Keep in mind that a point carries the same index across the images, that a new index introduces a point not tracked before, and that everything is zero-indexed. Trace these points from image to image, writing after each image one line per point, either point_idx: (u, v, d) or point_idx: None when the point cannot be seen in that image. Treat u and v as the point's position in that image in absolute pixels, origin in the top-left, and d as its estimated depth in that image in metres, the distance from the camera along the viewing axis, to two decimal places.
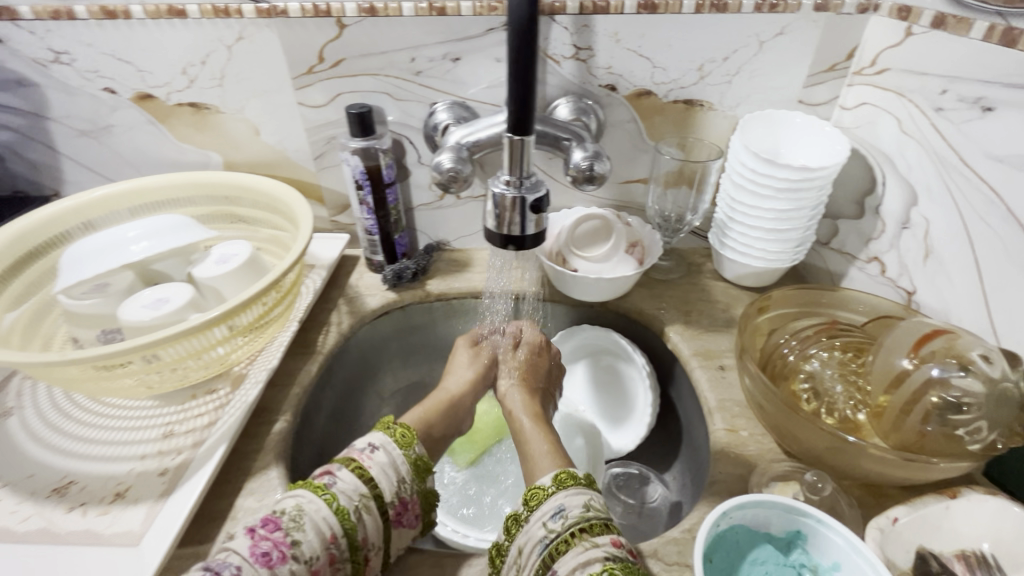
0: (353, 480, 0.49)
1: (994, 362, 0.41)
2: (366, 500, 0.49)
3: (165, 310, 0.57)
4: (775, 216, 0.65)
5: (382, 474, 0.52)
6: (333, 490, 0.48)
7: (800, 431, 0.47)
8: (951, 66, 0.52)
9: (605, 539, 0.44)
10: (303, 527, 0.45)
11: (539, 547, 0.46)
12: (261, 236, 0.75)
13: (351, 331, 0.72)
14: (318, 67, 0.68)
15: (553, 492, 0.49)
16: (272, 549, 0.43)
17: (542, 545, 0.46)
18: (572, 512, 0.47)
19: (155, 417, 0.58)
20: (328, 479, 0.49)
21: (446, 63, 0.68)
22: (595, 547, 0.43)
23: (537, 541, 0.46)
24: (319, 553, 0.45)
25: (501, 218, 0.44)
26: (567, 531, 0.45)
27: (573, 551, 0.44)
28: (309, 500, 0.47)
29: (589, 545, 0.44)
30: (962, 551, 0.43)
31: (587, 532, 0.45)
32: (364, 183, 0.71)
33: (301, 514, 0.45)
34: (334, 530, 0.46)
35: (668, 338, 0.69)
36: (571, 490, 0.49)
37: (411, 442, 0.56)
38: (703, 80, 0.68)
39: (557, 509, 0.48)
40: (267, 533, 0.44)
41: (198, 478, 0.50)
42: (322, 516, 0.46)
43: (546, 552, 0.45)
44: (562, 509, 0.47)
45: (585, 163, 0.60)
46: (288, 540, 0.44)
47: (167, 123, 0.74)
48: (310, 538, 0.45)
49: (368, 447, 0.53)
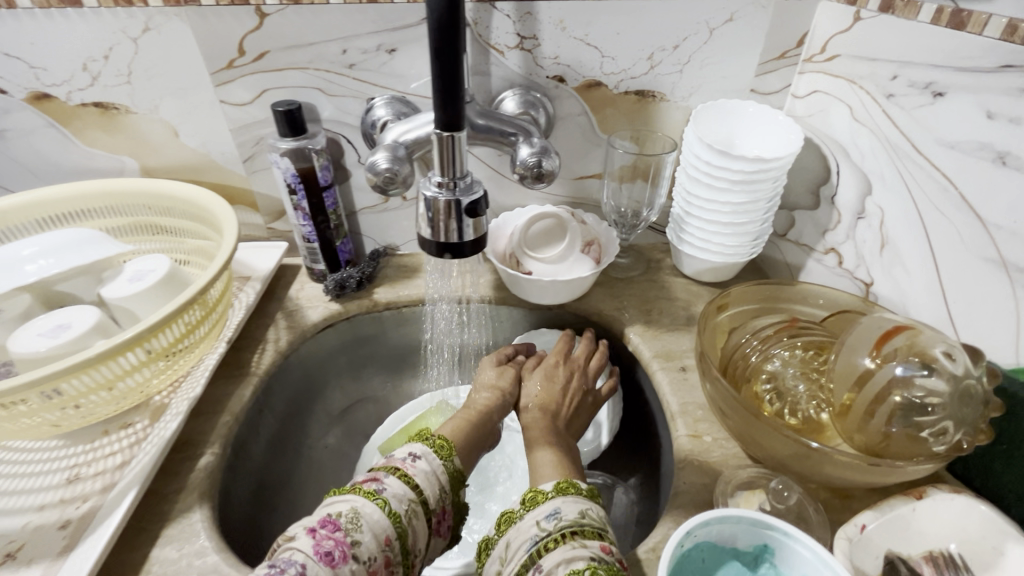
0: (401, 485, 0.47)
1: (957, 359, 0.39)
2: (416, 505, 0.47)
3: (65, 339, 0.50)
4: (731, 209, 0.63)
5: (430, 482, 0.50)
6: (385, 495, 0.46)
7: (763, 438, 0.45)
8: (901, 50, 0.51)
9: (596, 543, 0.42)
10: (361, 529, 0.43)
11: (527, 543, 0.43)
12: (185, 247, 0.68)
13: (291, 348, 0.67)
14: (239, 60, 0.62)
15: (552, 497, 0.47)
16: (334, 549, 0.41)
17: (531, 542, 0.43)
18: (567, 516, 0.44)
19: (59, 459, 0.51)
20: (376, 485, 0.46)
21: (381, 54, 0.63)
22: (585, 548, 0.41)
23: (527, 537, 0.44)
24: (377, 554, 0.43)
25: (435, 224, 0.40)
26: (558, 531, 0.43)
27: (560, 549, 0.41)
28: (364, 504, 0.45)
29: (579, 546, 0.41)
30: (930, 553, 0.42)
31: (579, 535, 0.42)
32: (298, 187, 0.65)
33: (358, 517, 0.43)
34: (389, 533, 0.44)
35: (628, 339, 0.67)
36: (570, 497, 0.47)
37: (450, 450, 0.53)
38: (654, 70, 0.65)
39: (551, 511, 0.45)
40: (328, 533, 0.42)
41: (104, 530, 0.44)
42: (377, 520, 0.44)
43: (534, 550, 0.42)
44: (558, 511, 0.45)
45: (533, 160, 0.56)
46: (349, 540, 0.42)
47: (70, 126, 0.67)
48: (369, 540, 0.43)
49: (409, 456, 0.51)
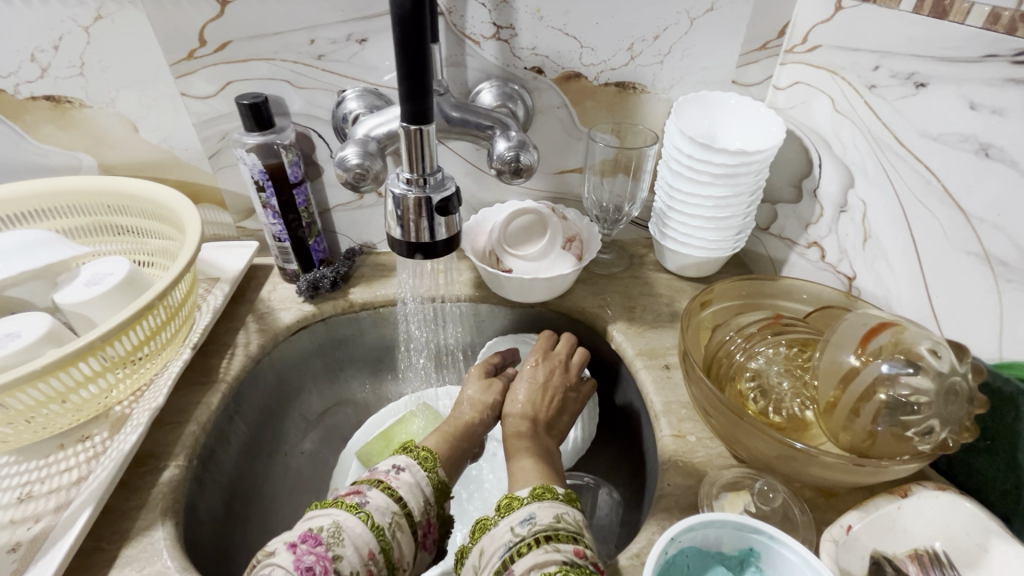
0: (385, 498, 0.46)
1: (942, 356, 0.38)
2: (401, 517, 0.46)
3: (14, 349, 0.47)
4: (713, 204, 0.62)
5: (415, 493, 0.48)
6: (368, 508, 0.45)
7: (748, 439, 0.44)
8: (883, 40, 0.50)
9: (570, 546, 0.40)
10: (344, 543, 0.42)
11: (500, 550, 0.42)
12: (148, 248, 0.65)
13: (263, 352, 0.64)
14: (200, 51, 0.59)
15: (528, 503, 0.45)
16: (315, 564, 0.40)
17: (504, 548, 0.42)
18: (541, 521, 0.43)
19: (11, 477, 0.48)
20: (358, 499, 0.45)
21: (351, 45, 0.60)
22: (557, 552, 0.40)
23: (500, 543, 0.42)
24: (360, 567, 0.42)
25: (405, 222, 0.38)
26: (532, 536, 0.41)
27: (532, 553, 0.40)
28: (346, 518, 0.43)
29: (551, 549, 0.40)
30: (915, 552, 0.41)
31: (552, 539, 0.41)
32: (266, 183, 0.62)
33: (341, 531, 0.42)
34: (371, 547, 0.43)
35: (611, 337, 0.65)
36: (547, 501, 0.45)
37: (435, 461, 0.52)
38: (634, 60, 0.64)
39: (526, 516, 0.43)
40: (309, 547, 0.41)
41: (56, 553, 0.41)
42: (360, 534, 0.43)
43: (507, 555, 0.41)
44: (533, 516, 0.43)
45: (510, 154, 0.54)
46: (331, 555, 0.41)
47: (21, 121, 0.63)
48: (353, 554, 0.42)
49: (393, 468, 0.50)
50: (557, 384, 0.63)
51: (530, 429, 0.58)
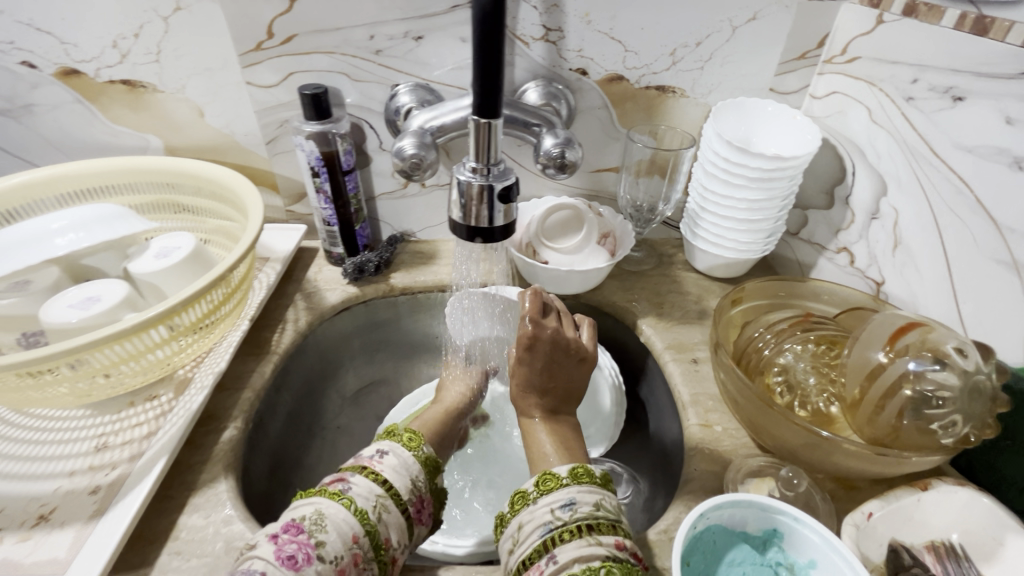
0: (370, 483, 0.48)
1: (968, 355, 0.41)
2: (387, 500, 0.47)
3: (95, 311, 0.51)
4: (747, 206, 0.64)
5: (400, 475, 0.50)
6: (350, 494, 0.46)
7: (775, 428, 0.47)
8: (922, 54, 0.52)
9: (611, 538, 0.41)
10: (326, 529, 0.43)
11: (541, 530, 0.42)
12: (208, 227, 0.69)
13: (310, 328, 0.68)
14: (267, 43, 0.63)
15: (567, 485, 0.45)
16: (297, 552, 0.40)
17: (545, 528, 0.42)
18: (583, 507, 0.43)
19: (88, 428, 0.52)
20: (342, 485, 0.47)
21: (408, 42, 0.63)
22: (599, 546, 0.40)
23: (540, 524, 0.43)
24: (345, 553, 0.42)
25: (467, 209, 0.41)
26: (574, 522, 0.42)
27: (575, 543, 0.40)
28: (328, 505, 0.44)
29: (592, 543, 0.40)
30: (931, 543, 0.44)
31: (595, 529, 0.41)
32: (321, 170, 0.66)
33: (323, 518, 0.43)
34: (356, 530, 0.44)
35: (640, 331, 0.68)
36: (586, 486, 0.45)
37: (419, 442, 0.54)
38: (675, 66, 0.66)
39: (568, 500, 0.43)
40: (291, 537, 0.41)
41: (134, 496, 0.45)
42: (343, 518, 0.44)
43: (548, 536, 0.42)
44: (574, 501, 0.43)
45: (557, 150, 0.58)
46: (313, 541, 0.41)
47: (98, 102, 0.68)
48: (337, 539, 0.43)
49: (376, 453, 0.51)
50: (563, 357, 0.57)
51: (545, 415, 0.57)
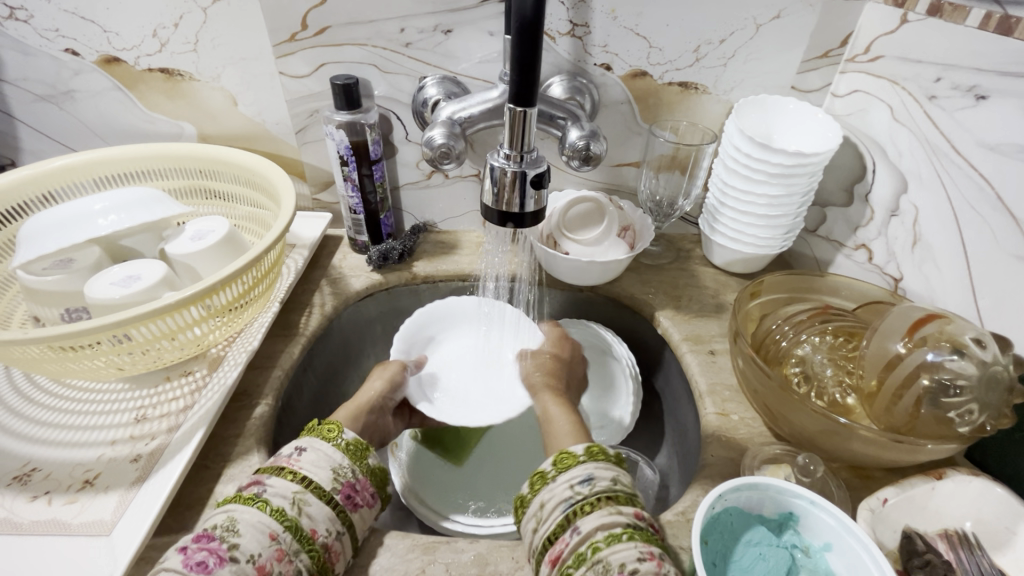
0: (286, 482, 0.44)
1: (987, 346, 0.42)
2: (306, 495, 0.43)
3: (135, 289, 0.54)
4: (767, 201, 0.64)
5: (322, 468, 0.46)
6: (266, 496, 0.42)
7: (794, 415, 0.48)
8: (946, 52, 0.52)
9: (630, 509, 0.42)
10: (240, 532, 0.39)
11: (562, 506, 0.43)
12: (238, 213, 0.72)
13: (335, 312, 0.70)
14: (300, 34, 0.65)
15: (583, 461, 0.46)
16: (207, 558, 0.37)
17: (566, 503, 0.43)
18: (601, 481, 0.44)
19: (127, 401, 0.54)
20: (256, 488, 0.43)
21: (437, 35, 0.65)
22: (620, 515, 0.41)
23: (562, 499, 0.44)
24: (264, 550, 0.39)
25: (500, 196, 0.43)
26: (594, 495, 0.43)
27: (596, 513, 0.42)
28: (242, 510, 0.41)
29: (613, 512, 0.41)
30: (945, 531, 0.45)
31: (613, 500, 0.42)
32: (349, 159, 0.67)
33: (235, 523, 0.40)
34: (274, 527, 0.41)
35: (658, 322, 0.69)
36: (602, 462, 0.46)
37: (337, 431, 0.50)
38: (699, 63, 0.67)
39: (586, 475, 0.45)
40: (201, 545, 0.38)
41: (175, 464, 0.47)
42: (259, 520, 0.40)
43: (570, 510, 0.43)
44: (592, 476, 0.44)
45: (582, 143, 0.60)
46: (226, 545, 0.38)
47: (136, 90, 0.70)
48: (252, 539, 0.39)
49: (295, 451, 0.47)
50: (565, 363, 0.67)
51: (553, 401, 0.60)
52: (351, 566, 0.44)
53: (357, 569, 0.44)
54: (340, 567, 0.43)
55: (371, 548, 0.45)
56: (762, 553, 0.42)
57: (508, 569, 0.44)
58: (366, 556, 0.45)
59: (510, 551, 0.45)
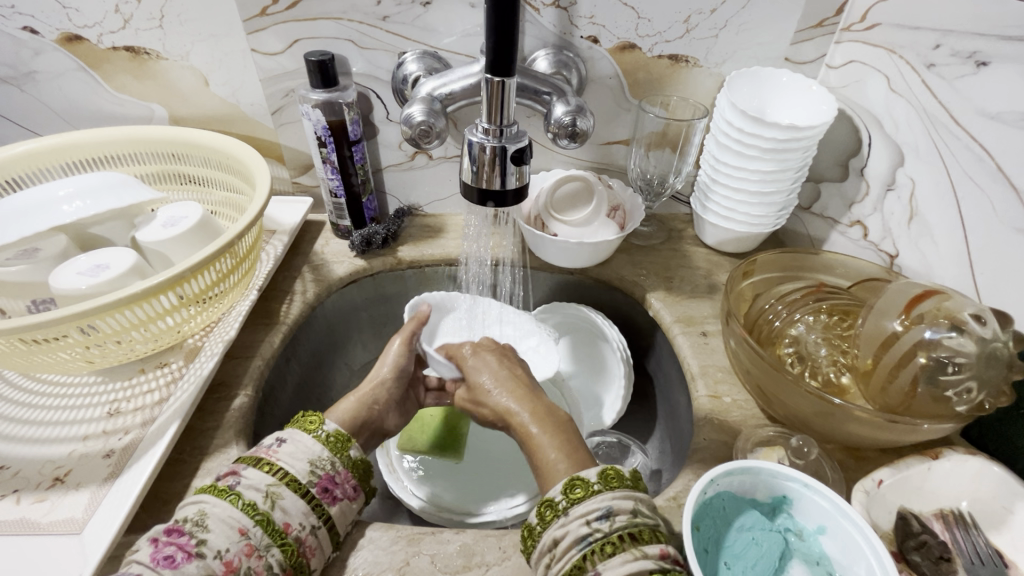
0: (261, 474, 0.42)
1: (986, 323, 0.41)
2: (281, 488, 0.42)
3: (104, 279, 0.51)
4: (760, 177, 0.62)
5: (299, 460, 0.44)
6: (239, 488, 0.41)
7: (787, 395, 0.47)
8: (946, 18, 0.50)
9: (655, 548, 0.37)
10: (209, 527, 0.38)
11: (579, 543, 0.39)
12: (214, 198, 0.69)
13: (317, 300, 0.68)
14: (272, 8, 0.61)
15: (599, 491, 0.40)
16: (175, 552, 0.36)
17: (583, 542, 0.39)
18: (620, 515, 0.39)
19: (99, 394, 0.53)
20: (232, 481, 0.41)
21: (416, 7, 0.62)
22: (646, 560, 0.37)
23: (577, 537, 0.39)
24: (232, 545, 0.38)
25: (479, 174, 0.41)
26: (615, 533, 0.38)
27: (620, 557, 0.37)
28: (214, 503, 0.40)
29: (638, 556, 0.37)
30: (940, 510, 0.44)
31: (638, 540, 0.38)
32: (327, 139, 0.64)
33: (206, 517, 0.39)
34: (244, 522, 0.39)
35: (649, 305, 0.67)
36: (620, 490, 0.41)
37: (318, 422, 0.48)
38: (689, 34, 0.64)
39: (604, 509, 0.39)
40: (171, 539, 0.37)
41: (148, 459, 0.45)
42: (229, 515, 0.39)
43: (589, 550, 0.38)
44: (612, 509, 0.39)
45: (567, 119, 0.58)
46: (194, 541, 0.37)
47: (100, 70, 0.67)
48: (221, 535, 0.38)
49: (275, 442, 0.45)
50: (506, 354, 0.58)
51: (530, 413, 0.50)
52: (334, 560, 0.43)
53: (338, 563, 0.43)
54: (317, 562, 0.41)
55: (353, 540, 0.44)
56: (755, 537, 0.41)
57: (495, 559, 0.42)
58: (349, 548, 0.44)
59: (498, 540, 0.44)
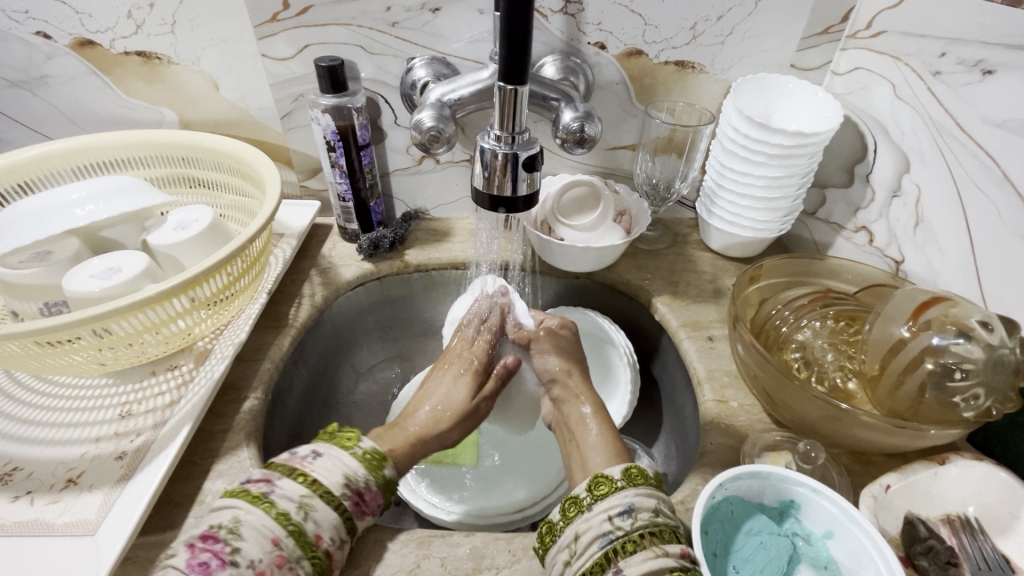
0: (295, 484, 0.42)
1: (993, 329, 0.41)
2: (314, 500, 0.42)
3: (116, 282, 0.52)
4: (766, 183, 0.63)
5: (333, 473, 0.44)
6: (273, 497, 0.41)
7: (794, 400, 0.47)
8: (951, 26, 0.51)
9: (676, 547, 0.38)
10: (243, 536, 0.38)
11: (601, 540, 0.40)
12: (223, 202, 0.69)
13: (326, 303, 0.68)
14: (282, 14, 0.62)
15: (623, 488, 0.42)
16: (210, 559, 0.37)
17: (605, 539, 0.40)
18: (642, 513, 0.40)
19: (110, 396, 0.53)
20: (265, 489, 0.41)
21: (425, 14, 0.62)
22: (668, 557, 0.38)
23: (600, 534, 0.40)
24: (264, 555, 0.38)
25: (491, 180, 0.41)
26: (636, 531, 0.39)
27: (642, 555, 0.38)
28: (248, 511, 0.40)
29: (661, 553, 0.38)
30: (947, 516, 0.44)
31: (659, 538, 0.39)
32: (336, 144, 0.65)
33: (239, 524, 0.39)
34: (277, 533, 0.39)
35: (655, 309, 0.68)
36: (643, 488, 0.42)
37: (355, 439, 0.48)
38: (695, 41, 0.65)
39: (625, 506, 0.41)
40: (206, 545, 0.38)
41: (160, 461, 0.46)
42: (263, 524, 0.39)
43: (611, 548, 0.39)
44: (633, 506, 0.40)
45: (575, 125, 0.58)
46: (229, 548, 0.38)
47: (112, 74, 0.67)
48: (255, 544, 0.38)
49: (311, 454, 0.45)
50: (573, 347, 0.63)
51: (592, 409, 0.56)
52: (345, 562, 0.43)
53: (349, 565, 0.43)
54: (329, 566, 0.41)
55: (363, 543, 0.45)
56: (762, 541, 0.42)
57: (505, 562, 0.43)
58: (360, 550, 0.44)
59: (508, 543, 0.44)
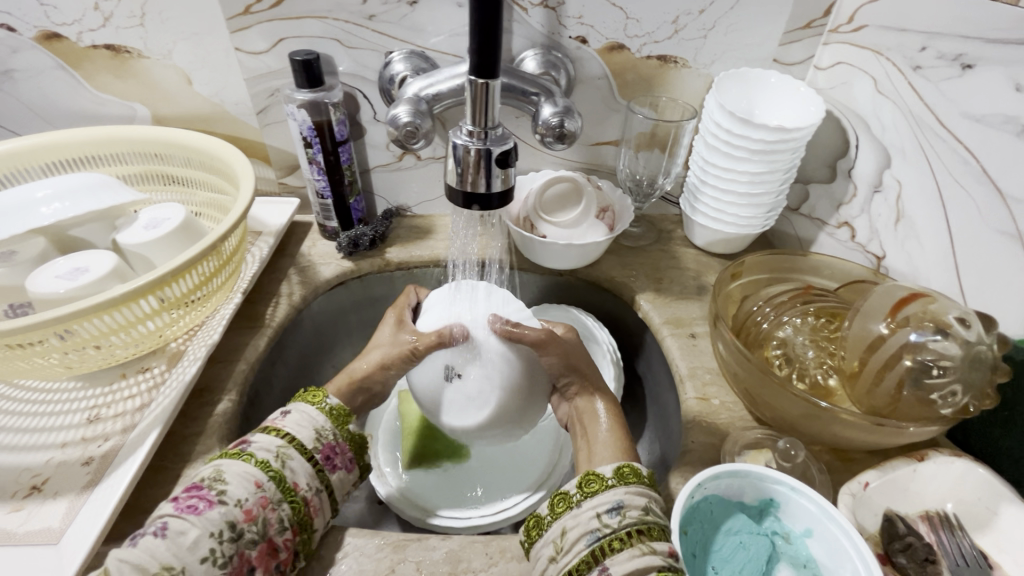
0: (270, 437, 0.44)
1: (970, 326, 0.41)
2: (289, 450, 0.44)
3: (82, 283, 0.50)
4: (749, 179, 0.62)
5: (305, 428, 0.46)
6: (251, 449, 0.43)
7: (774, 398, 0.47)
8: (932, 20, 0.50)
9: (664, 545, 0.38)
10: (227, 480, 0.40)
11: (588, 538, 0.39)
12: (198, 200, 0.68)
13: (304, 302, 0.67)
14: (256, 7, 0.61)
15: (614, 486, 0.41)
16: (198, 502, 0.38)
17: (592, 537, 0.39)
18: (631, 511, 0.39)
19: (79, 400, 0.52)
20: (242, 445, 0.43)
21: (402, 6, 0.61)
22: (654, 555, 0.37)
23: (586, 531, 0.39)
24: (250, 495, 0.40)
25: (464, 176, 0.40)
26: (623, 528, 0.39)
27: (628, 553, 0.37)
28: (229, 463, 0.41)
29: (648, 551, 0.37)
30: (926, 512, 0.44)
31: (645, 536, 0.38)
32: (313, 140, 0.63)
33: (223, 473, 0.40)
34: (259, 476, 0.41)
35: (638, 306, 0.67)
36: (634, 486, 0.41)
37: (322, 395, 0.50)
38: (677, 35, 0.64)
39: (614, 503, 0.40)
40: (191, 493, 0.39)
41: (129, 465, 0.45)
42: (244, 470, 0.41)
43: (597, 547, 0.38)
44: (622, 504, 0.40)
45: (555, 120, 0.57)
46: (214, 491, 0.39)
47: (81, 68, 0.65)
48: (239, 486, 0.40)
49: (280, 413, 0.47)
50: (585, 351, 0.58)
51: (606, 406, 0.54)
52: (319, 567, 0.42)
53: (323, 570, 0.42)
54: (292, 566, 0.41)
55: (338, 547, 0.44)
56: (742, 541, 0.41)
57: (482, 565, 0.42)
58: (335, 554, 0.43)
59: (485, 546, 0.44)
